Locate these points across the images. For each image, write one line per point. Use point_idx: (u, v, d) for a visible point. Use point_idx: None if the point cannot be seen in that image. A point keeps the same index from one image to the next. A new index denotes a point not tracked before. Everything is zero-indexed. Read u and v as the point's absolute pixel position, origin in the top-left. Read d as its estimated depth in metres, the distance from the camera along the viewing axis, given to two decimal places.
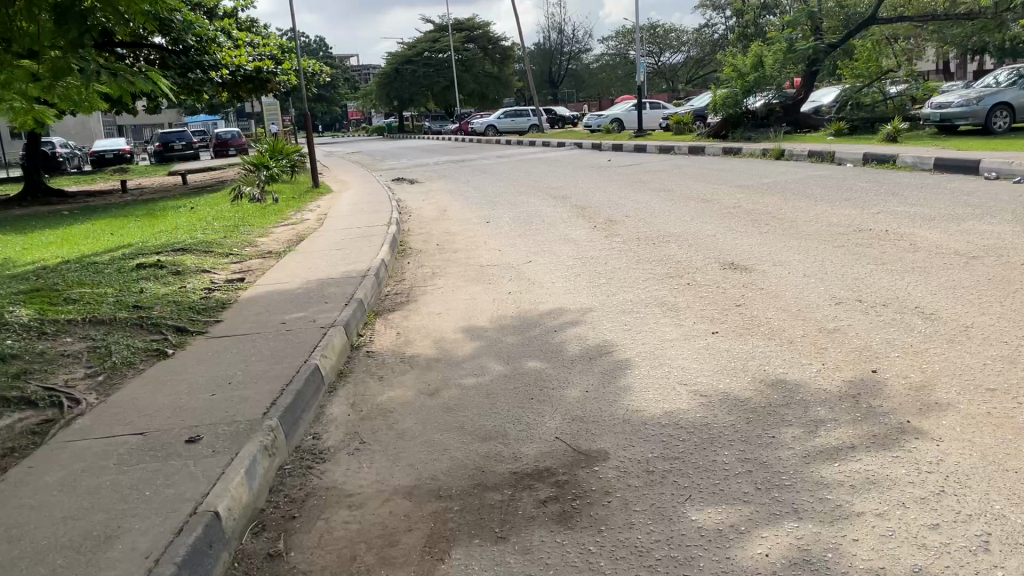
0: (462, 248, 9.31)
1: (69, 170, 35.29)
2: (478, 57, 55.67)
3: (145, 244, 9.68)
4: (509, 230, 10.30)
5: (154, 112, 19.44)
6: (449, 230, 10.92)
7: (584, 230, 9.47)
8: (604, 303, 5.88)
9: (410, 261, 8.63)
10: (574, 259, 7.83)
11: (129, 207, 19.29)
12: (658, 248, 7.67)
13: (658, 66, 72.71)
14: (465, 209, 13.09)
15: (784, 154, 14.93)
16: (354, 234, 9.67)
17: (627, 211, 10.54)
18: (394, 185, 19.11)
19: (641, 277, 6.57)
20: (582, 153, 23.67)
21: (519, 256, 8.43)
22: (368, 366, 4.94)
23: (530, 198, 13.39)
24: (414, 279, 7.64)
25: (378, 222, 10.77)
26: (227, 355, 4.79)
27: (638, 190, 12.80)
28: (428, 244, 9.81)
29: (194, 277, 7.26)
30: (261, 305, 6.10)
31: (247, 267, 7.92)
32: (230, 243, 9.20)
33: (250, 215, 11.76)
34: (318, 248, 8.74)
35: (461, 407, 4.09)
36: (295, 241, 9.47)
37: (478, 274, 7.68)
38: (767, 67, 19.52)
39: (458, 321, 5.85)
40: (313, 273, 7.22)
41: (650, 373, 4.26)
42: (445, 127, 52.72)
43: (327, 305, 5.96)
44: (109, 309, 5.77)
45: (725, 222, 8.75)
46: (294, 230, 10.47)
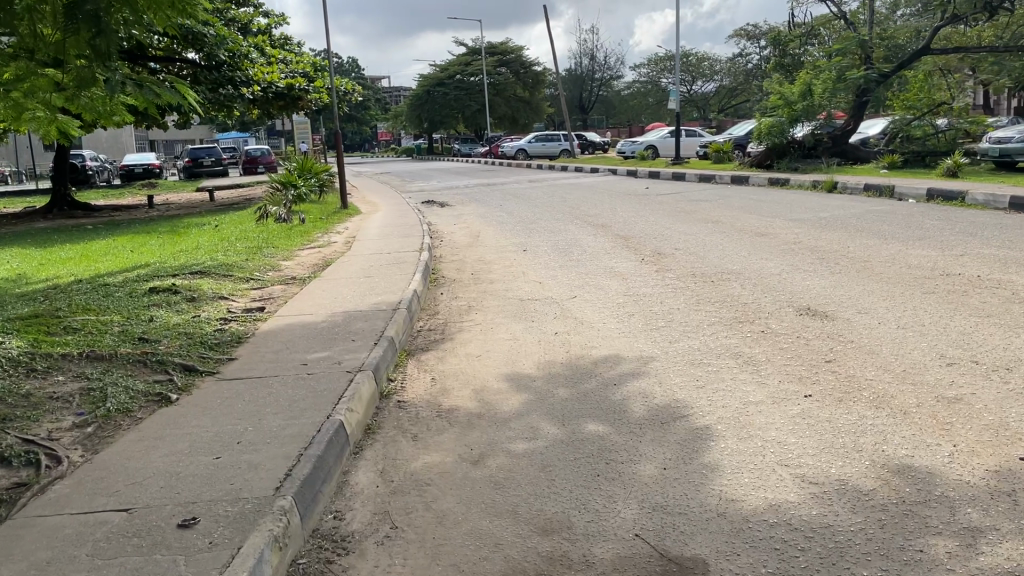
0: (499, 279, 8.65)
1: (98, 184, 35.22)
2: (509, 81, 55.49)
3: (164, 265, 9.12)
4: (549, 261, 9.64)
5: (183, 127, 19.16)
6: (484, 258, 10.27)
7: (631, 263, 8.78)
8: (668, 352, 5.18)
9: (444, 293, 7.97)
10: (626, 295, 7.13)
11: (154, 223, 18.90)
12: (719, 287, 6.96)
13: (690, 95, 72.22)
14: (499, 235, 12.44)
15: (837, 186, 14.20)
16: (384, 260, 9.04)
17: (676, 243, 9.84)
18: (425, 207, 18.54)
19: (706, 322, 5.86)
20: (617, 180, 23.01)
21: (562, 289, 7.74)
22: (399, 420, 4.25)
23: (568, 226, 12.73)
24: (449, 313, 6.97)
25: (410, 248, 10.14)
26: (236, 404, 4.11)
27: (684, 221, 12.11)
28: (462, 273, 9.17)
29: (209, 304, 6.66)
30: (280, 341, 5.45)
31: (268, 294, 7.31)
32: (252, 266, 8.62)
33: (276, 236, 11.19)
34: (345, 275, 8.10)
35: (511, 482, 3.39)
36: (320, 266, 8.86)
37: (519, 310, 7.00)
38: (815, 96, 18.85)
39: (502, 366, 5.15)
40: (339, 304, 6.58)
41: (741, 447, 3.54)
42: (475, 150, 52.44)
43: (354, 343, 5.30)
44: (112, 342, 5.15)
45: (789, 260, 8.03)
46: (321, 254, 9.87)
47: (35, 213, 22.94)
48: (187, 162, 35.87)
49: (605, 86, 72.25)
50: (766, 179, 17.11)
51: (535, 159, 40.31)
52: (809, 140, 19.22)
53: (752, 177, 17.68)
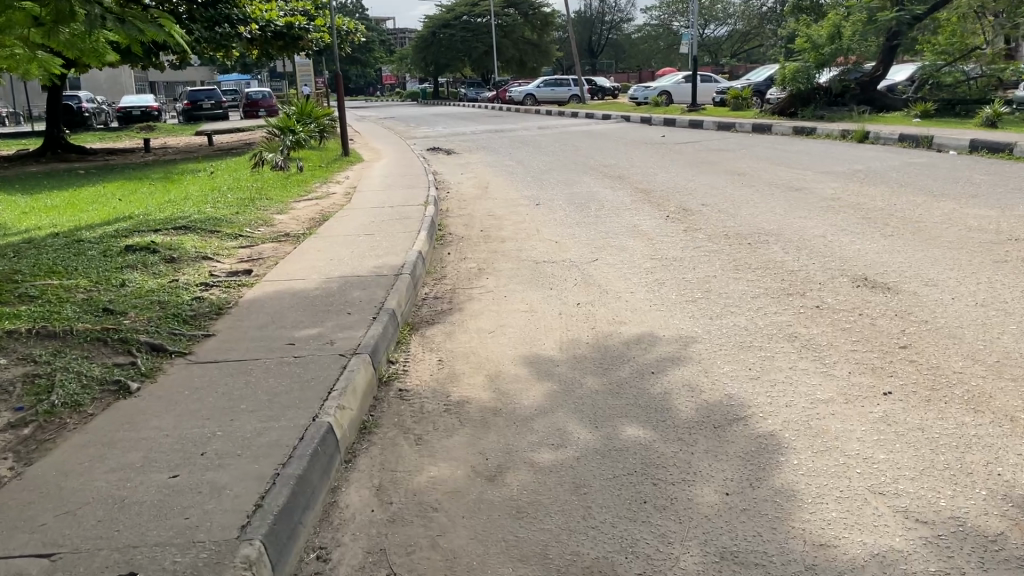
0: (511, 238, 7.93)
1: (95, 126, 34.27)
2: (518, 23, 53.90)
3: (149, 217, 8.39)
4: (564, 216, 8.89)
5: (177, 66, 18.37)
6: (494, 213, 9.53)
7: (656, 221, 8.05)
8: (711, 330, 4.51)
9: (451, 253, 7.26)
10: (652, 259, 6.41)
11: (148, 168, 18.11)
12: (757, 250, 6.26)
13: (703, 39, 70.41)
14: (509, 187, 11.67)
15: (868, 137, 13.29)
16: (386, 215, 8.31)
17: (701, 198, 9.09)
18: (430, 155, 17.72)
19: (749, 294, 5.16)
20: (630, 127, 22.08)
21: (581, 251, 7.03)
22: (401, 416, 3.59)
23: (583, 178, 11.95)
24: (458, 278, 6.27)
25: (415, 201, 9.39)
26: (207, 397, 3.45)
27: (708, 173, 11.36)
28: (470, 229, 8.45)
29: (191, 266, 5.96)
30: (266, 313, 4.77)
31: (258, 254, 6.60)
32: (244, 220, 7.89)
33: (271, 186, 10.43)
34: (344, 232, 7.38)
35: (537, 508, 2.74)
36: (317, 221, 8.15)
37: (534, 274, 6.30)
38: (845, 39, 17.68)
39: (519, 346, 4.48)
40: (335, 268, 5.88)
41: (819, 465, 2.88)
42: (481, 94, 51.21)
43: (349, 317, 4.62)
44: (70, 314, 4.47)
45: (831, 219, 7.32)
46: (319, 207, 9.13)
47: (27, 156, 22.14)
48: (186, 105, 34.85)
49: (614, 29, 70.32)
50: (790, 128, 16.21)
51: (543, 105, 39.15)
52: (836, 88, 17.99)
53: (775, 126, 16.77)
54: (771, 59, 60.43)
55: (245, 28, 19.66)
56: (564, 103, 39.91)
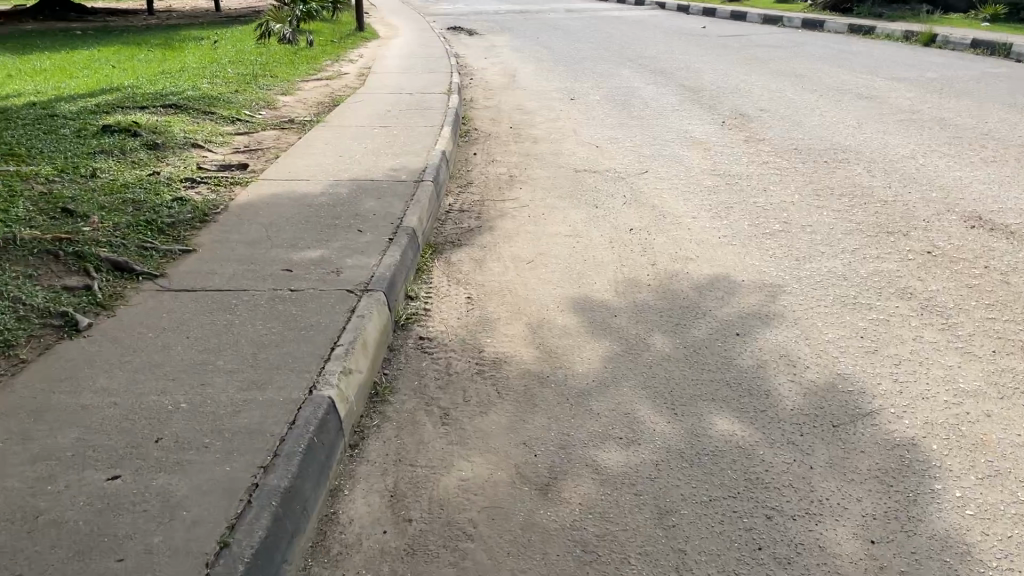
0: (544, 139, 6.99)
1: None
2: None
3: (137, 88, 7.43)
4: (603, 115, 7.91)
5: None
6: (522, 107, 8.53)
7: (709, 127, 7.08)
8: (802, 276, 3.68)
9: (477, 155, 6.37)
10: (712, 175, 5.52)
11: (148, 33, 16.84)
12: (838, 172, 5.34)
13: None
14: (539, 77, 10.57)
15: (936, 40, 11.93)
16: (403, 104, 7.34)
17: (758, 102, 8.05)
18: (452, 35, 16.41)
19: (838, 228, 4.31)
20: (667, 15, 20.48)
21: (628, 159, 6.12)
22: (422, 381, 2.83)
23: (620, 70, 10.81)
24: (486, 187, 5.41)
25: (436, 88, 8.38)
26: (175, 345, 2.67)
27: (760, 72, 10.23)
28: (499, 127, 7.52)
29: (177, 155, 5.08)
30: (259, 224, 3.94)
31: (257, 143, 5.70)
32: (243, 100, 6.94)
33: (276, 61, 9.36)
34: (356, 122, 6.45)
35: (612, 546, 2.00)
36: (326, 107, 7.19)
37: (574, 186, 5.43)
38: None
39: (565, 285, 3.68)
40: (345, 168, 5.01)
41: (991, 505, 2.13)
42: None
43: (361, 236, 3.80)
44: (18, 213, 3.65)
45: (917, 136, 6.33)
46: (329, 89, 8.13)
47: (22, 12, 20.70)
48: None
49: None
50: (845, 25, 14.80)
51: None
52: None
53: (828, 22, 15.31)
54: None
55: None
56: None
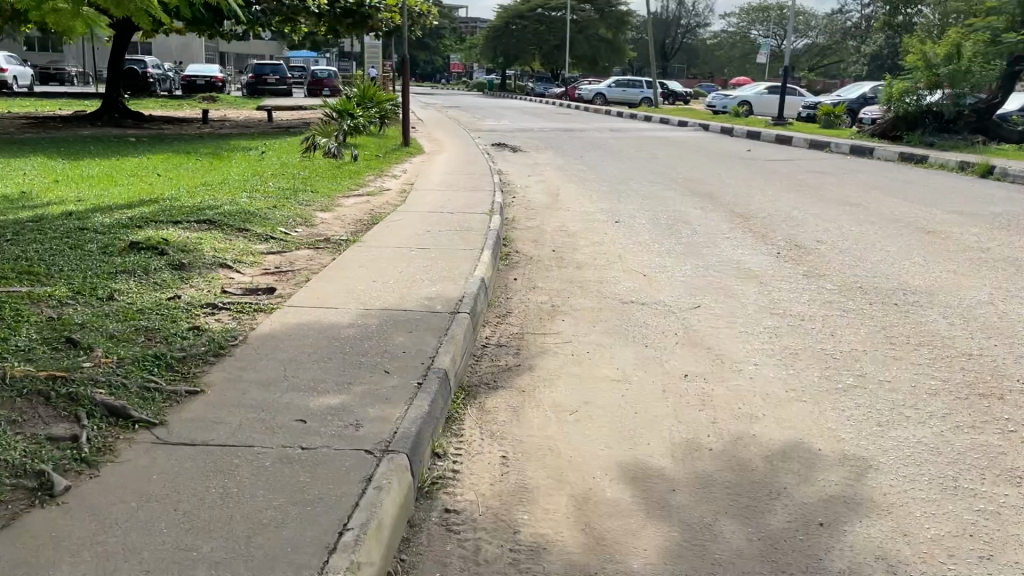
0: (589, 264, 6.68)
1: (159, 93, 33.87)
2: (593, 19, 52.57)
3: (175, 201, 7.33)
4: (650, 239, 7.61)
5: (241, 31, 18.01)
6: (566, 228, 8.29)
7: (763, 258, 6.73)
8: (889, 450, 3.20)
9: (518, 280, 6.05)
10: (772, 314, 5.11)
11: (199, 142, 17.25)
12: (911, 317, 4.91)
13: (779, 50, 68.02)
14: (583, 196, 10.41)
15: (992, 172, 11.65)
16: (444, 224, 7.12)
17: (813, 233, 7.72)
18: (496, 151, 16.55)
19: (920, 386, 3.85)
20: (710, 137, 20.59)
21: (679, 292, 5.75)
22: (446, 571, 2.38)
23: (666, 193, 10.63)
24: (527, 318, 5.05)
25: (478, 207, 8.19)
26: (159, 519, 2.28)
27: (811, 199, 9.96)
28: (541, 250, 7.24)
29: (202, 276, 4.83)
30: (277, 360, 3.60)
31: (287, 264, 5.45)
32: (279, 217, 6.77)
33: (319, 176, 9.32)
34: (393, 243, 6.20)
35: None
36: (363, 225, 6.99)
37: (622, 321, 5.05)
38: (965, 61, 15.42)
39: (615, 444, 3.24)
40: (376, 295, 4.70)
41: None
42: (549, 89, 49.82)
43: (388, 379, 3.42)
44: (18, 344, 3.36)
45: (991, 277, 5.90)
46: (369, 205, 7.99)
47: (84, 118, 21.50)
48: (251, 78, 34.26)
49: (691, 33, 68.38)
50: (895, 153, 14.63)
51: (614, 106, 37.71)
52: (950, 112, 16.03)
53: (877, 149, 15.17)
54: (855, 75, 57.89)
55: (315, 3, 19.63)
56: (636, 106, 38.40)
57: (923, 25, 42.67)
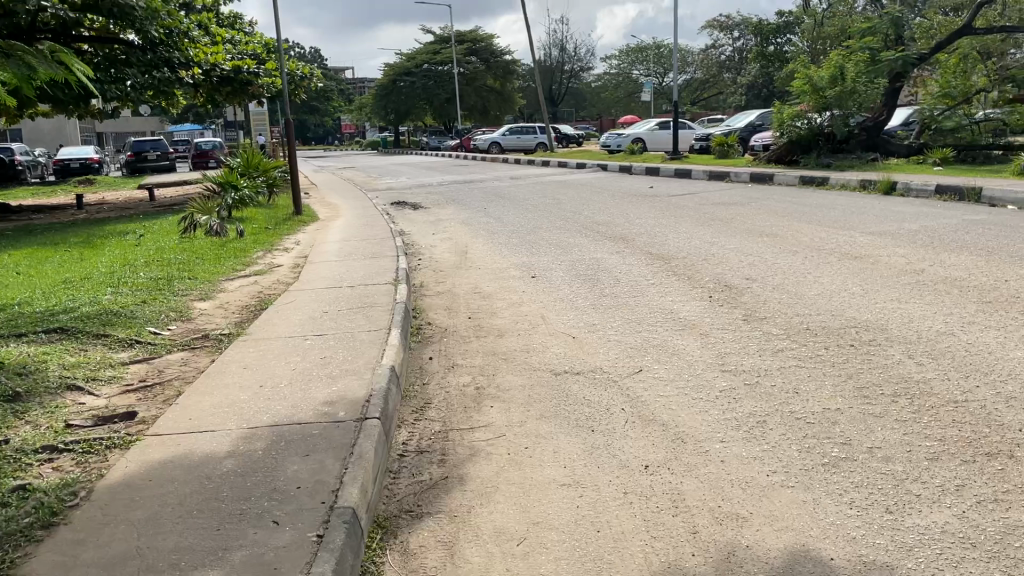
0: (510, 331, 5.99)
1: (29, 181, 31.74)
2: (480, 70, 52.79)
3: (25, 305, 6.29)
4: (572, 294, 7.01)
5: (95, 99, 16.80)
6: (479, 290, 7.59)
7: (697, 304, 6.21)
8: (915, 549, 2.60)
9: (434, 359, 5.30)
10: (725, 372, 4.53)
11: (71, 230, 15.87)
12: (876, 361, 4.41)
13: (662, 87, 70.20)
14: (493, 252, 9.77)
15: (896, 188, 11.74)
16: (344, 301, 6.32)
17: (740, 269, 7.29)
18: (396, 210, 15.80)
19: (918, 452, 3.30)
20: (611, 176, 20.48)
21: (616, 354, 5.13)
22: None
23: (578, 239, 10.12)
24: (449, 408, 4.31)
25: (381, 276, 7.42)
26: None
27: (728, 233, 9.64)
28: (456, 318, 6.52)
29: (42, 406, 3.90)
30: (130, 523, 2.75)
31: (156, 375, 4.55)
32: (149, 313, 5.84)
33: (199, 258, 8.39)
34: (284, 331, 5.36)
35: None
36: (250, 313, 6.13)
37: (559, 399, 4.39)
38: (850, 81, 15.75)
39: None
40: (264, 407, 3.87)
41: None
42: (443, 143, 49.60)
43: (278, 533, 2.62)
44: None
45: (940, 303, 5.53)
46: (257, 287, 7.11)
47: None
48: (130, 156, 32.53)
49: (575, 77, 69.66)
50: (796, 177, 14.66)
51: (510, 154, 37.55)
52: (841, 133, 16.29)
53: (777, 175, 15.19)
54: (736, 104, 59.97)
55: (188, 73, 18.68)
56: (532, 151, 38.36)
57: (794, 54, 44.59)
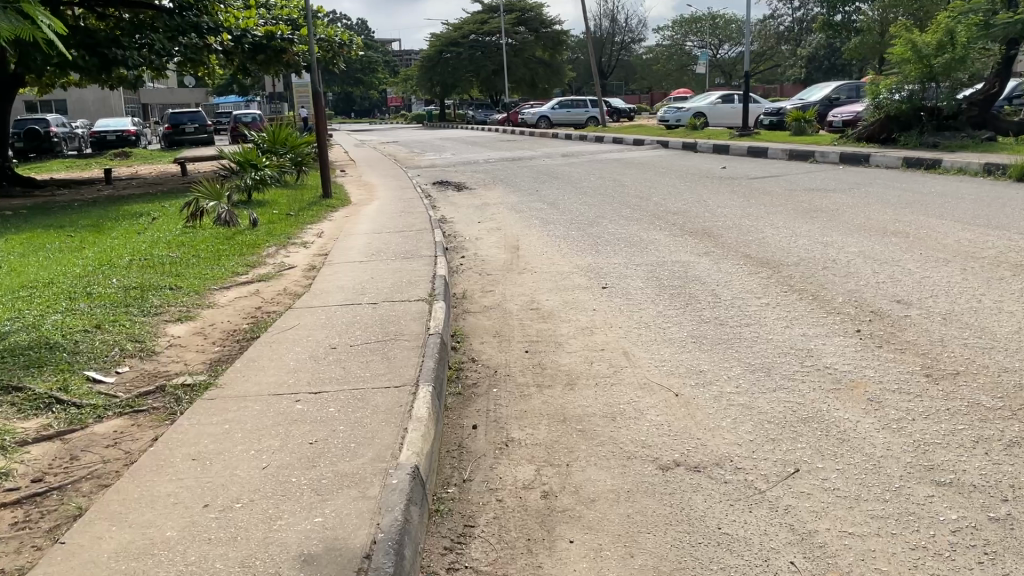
0: (584, 376, 4.36)
1: (65, 153, 30.83)
2: (529, 41, 50.82)
3: None
4: (661, 316, 5.35)
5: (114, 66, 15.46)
6: (537, 305, 5.97)
7: (842, 341, 4.52)
8: None
9: (481, 429, 3.69)
10: (943, 491, 2.86)
11: (86, 209, 14.55)
12: None
13: (716, 59, 67.29)
14: (550, 248, 8.12)
15: None
16: (362, 326, 4.73)
17: (881, 288, 5.57)
18: (438, 192, 14.19)
19: None
20: (675, 154, 18.63)
21: (748, 432, 3.47)
22: None
23: (651, 236, 8.42)
24: (506, 542, 2.71)
25: (413, 286, 5.81)
26: None
27: (839, 229, 7.89)
28: (510, 351, 4.88)
29: None
30: None
31: (63, 467, 3.02)
32: (96, 347, 4.32)
33: (196, 256, 6.90)
34: (267, 385, 3.77)
35: None
36: (236, 343, 4.59)
37: (682, 527, 2.77)
38: (960, 46, 13.64)
39: None
40: (197, 563, 2.29)
41: None
42: (489, 117, 47.84)
43: None
44: None
45: None
46: (256, 302, 5.57)
47: None
48: (167, 128, 31.42)
49: (626, 49, 67.10)
50: (896, 158, 12.71)
51: (559, 129, 35.63)
52: (947, 108, 14.24)
53: (873, 155, 13.22)
54: (795, 78, 56.97)
55: (217, 39, 17.25)
56: (582, 126, 36.37)
57: (861, 24, 41.87)
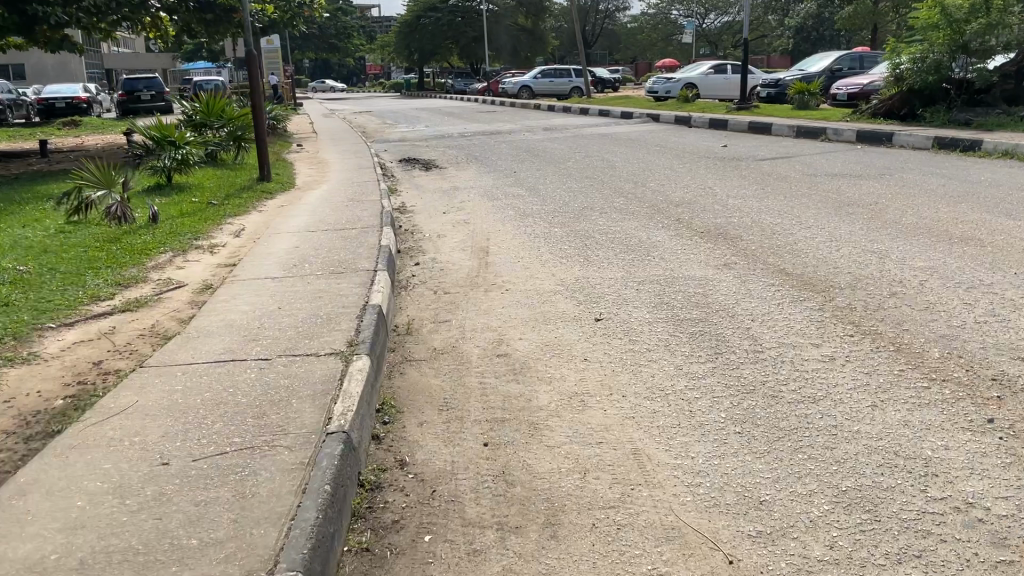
0: (574, 504, 2.73)
1: (9, 121, 28.59)
2: (511, 5, 48.63)
3: None
4: (682, 377, 3.73)
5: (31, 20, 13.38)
6: (507, 348, 4.32)
7: (971, 441, 2.93)
8: None
9: None
10: None
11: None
12: None
13: (704, 27, 65.28)
14: (528, 253, 6.47)
15: None
16: (230, 411, 3.06)
17: (990, 333, 3.97)
18: (402, 171, 12.45)
19: None
20: (667, 128, 16.94)
21: None
22: None
23: (654, 237, 6.79)
24: None
25: (330, 324, 4.13)
26: None
27: (888, 233, 6.29)
28: (461, 441, 3.24)
29: None
30: None
31: None
32: None
33: (51, 271, 5.16)
34: (5, 568, 2.11)
35: None
36: (22, 448, 2.89)
37: None
38: (997, 9, 12.05)
39: None
40: None
41: None
42: (469, 87, 45.72)
43: None
44: None
45: None
46: (98, 353, 3.87)
47: None
48: (121, 95, 29.21)
49: (610, 16, 64.88)
50: (925, 139, 11.13)
51: (541, 99, 33.71)
52: (979, 80, 12.65)
53: (897, 133, 11.63)
54: (785, 50, 55.20)
55: None
56: (565, 96, 34.51)
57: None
